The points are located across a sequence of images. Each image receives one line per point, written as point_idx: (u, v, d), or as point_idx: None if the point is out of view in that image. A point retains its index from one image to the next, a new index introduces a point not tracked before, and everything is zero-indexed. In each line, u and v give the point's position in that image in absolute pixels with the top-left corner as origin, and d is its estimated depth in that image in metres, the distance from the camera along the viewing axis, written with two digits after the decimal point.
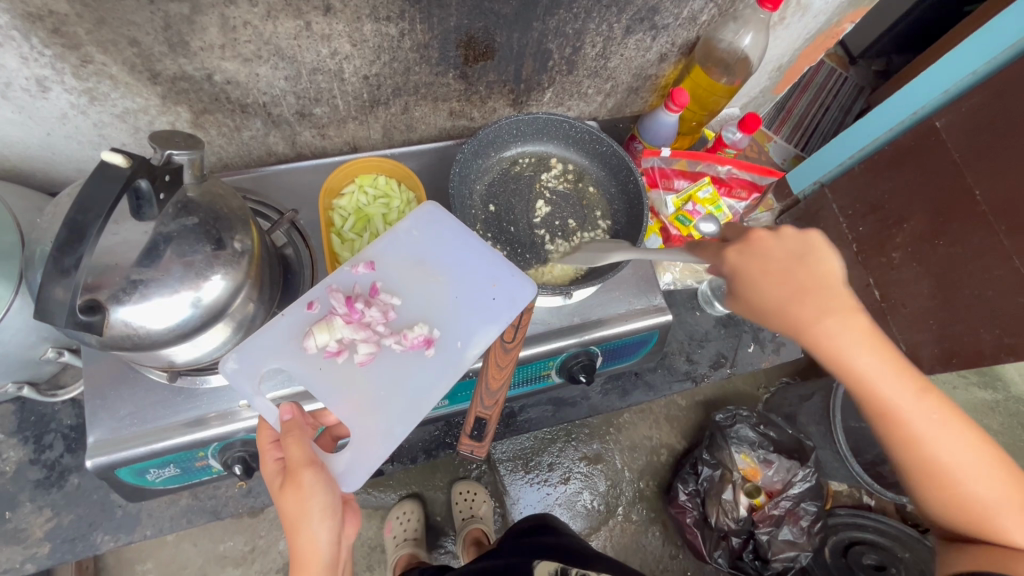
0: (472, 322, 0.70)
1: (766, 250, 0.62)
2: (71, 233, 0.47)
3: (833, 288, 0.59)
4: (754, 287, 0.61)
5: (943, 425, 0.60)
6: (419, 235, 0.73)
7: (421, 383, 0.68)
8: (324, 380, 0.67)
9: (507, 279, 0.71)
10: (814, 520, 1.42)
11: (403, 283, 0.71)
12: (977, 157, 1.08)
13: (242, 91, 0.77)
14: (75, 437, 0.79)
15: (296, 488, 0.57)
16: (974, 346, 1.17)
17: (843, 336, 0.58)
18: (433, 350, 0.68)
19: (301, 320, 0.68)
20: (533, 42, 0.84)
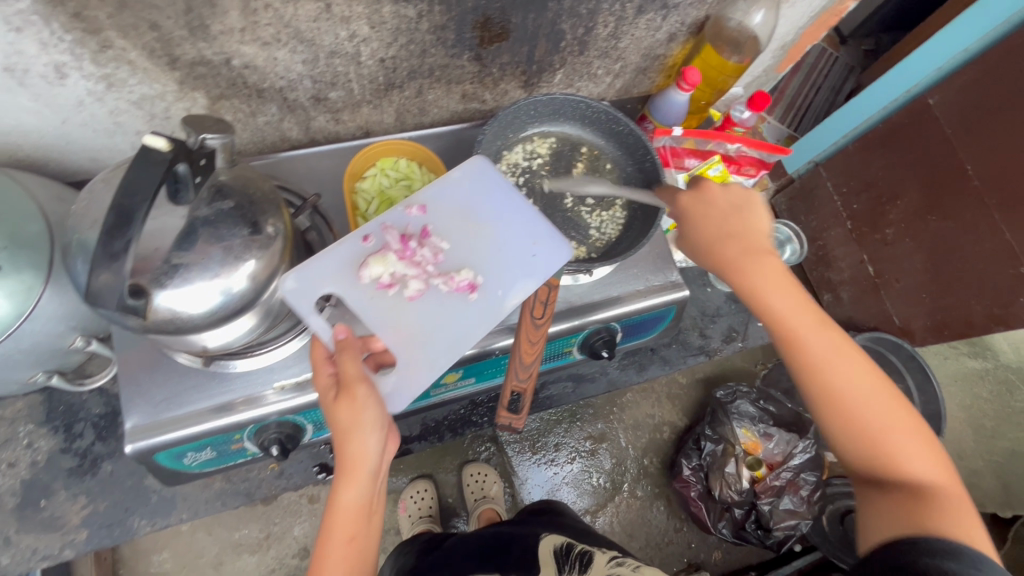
0: (513, 271, 0.70)
1: (713, 200, 0.69)
2: (118, 217, 0.48)
3: (758, 236, 0.67)
4: (696, 226, 0.69)
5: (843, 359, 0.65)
6: (467, 185, 0.73)
7: (465, 324, 0.68)
8: (374, 311, 0.67)
9: (546, 237, 0.71)
10: (813, 489, 1.47)
11: (451, 226, 0.71)
12: (968, 134, 1.11)
13: (259, 75, 0.76)
14: (105, 425, 0.81)
15: (350, 400, 0.59)
16: (965, 316, 1.22)
17: (760, 271, 0.66)
18: (478, 293, 0.69)
19: (356, 252, 0.69)
20: (547, 23, 0.84)
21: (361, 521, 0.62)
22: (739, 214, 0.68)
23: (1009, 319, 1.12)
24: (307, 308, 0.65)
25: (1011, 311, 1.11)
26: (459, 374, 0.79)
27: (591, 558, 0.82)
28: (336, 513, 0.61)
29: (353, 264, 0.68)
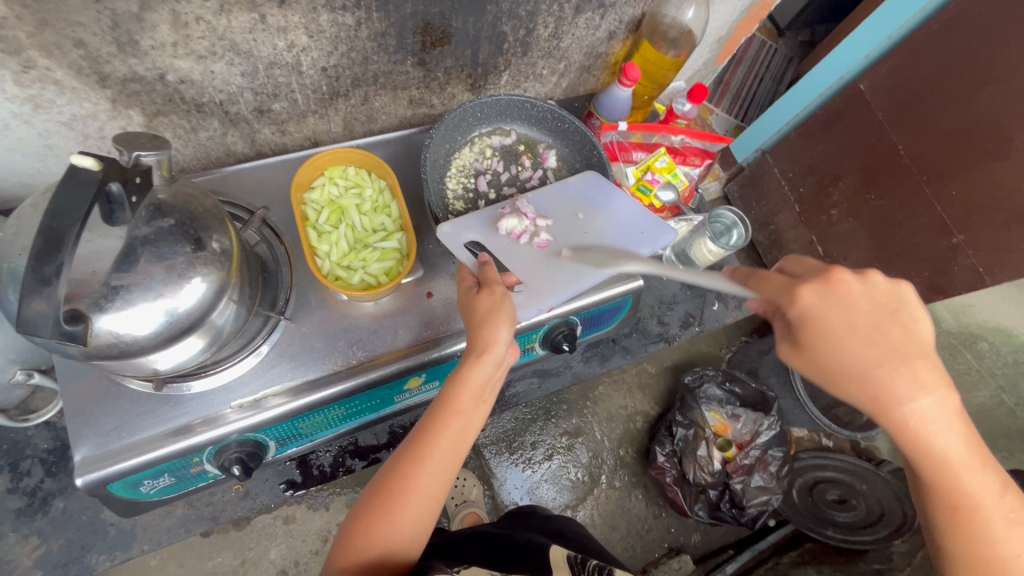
0: (627, 242, 0.78)
1: (849, 299, 0.54)
2: (48, 241, 0.46)
3: (928, 354, 0.53)
4: (835, 344, 0.53)
5: (1015, 523, 0.54)
6: (584, 186, 0.83)
7: (584, 272, 0.74)
8: (509, 253, 0.75)
9: (652, 225, 0.80)
10: (781, 465, 1.55)
11: (572, 210, 0.80)
12: (898, 114, 1.18)
13: (197, 90, 0.75)
14: (54, 460, 0.78)
15: (490, 293, 0.65)
16: (908, 289, 1.27)
17: (933, 416, 0.52)
18: (599, 250, 0.77)
19: (494, 214, 0.78)
20: (488, 25, 0.86)
21: (472, 406, 0.65)
22: (899, 325, 0.53)
23: (947, 287, 1.19)
24: (460, 245, 0.73)
25: (948, 281, 1.18)
26: (422, 378, 0.79)
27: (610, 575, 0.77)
28: (456, 394, 0.65)
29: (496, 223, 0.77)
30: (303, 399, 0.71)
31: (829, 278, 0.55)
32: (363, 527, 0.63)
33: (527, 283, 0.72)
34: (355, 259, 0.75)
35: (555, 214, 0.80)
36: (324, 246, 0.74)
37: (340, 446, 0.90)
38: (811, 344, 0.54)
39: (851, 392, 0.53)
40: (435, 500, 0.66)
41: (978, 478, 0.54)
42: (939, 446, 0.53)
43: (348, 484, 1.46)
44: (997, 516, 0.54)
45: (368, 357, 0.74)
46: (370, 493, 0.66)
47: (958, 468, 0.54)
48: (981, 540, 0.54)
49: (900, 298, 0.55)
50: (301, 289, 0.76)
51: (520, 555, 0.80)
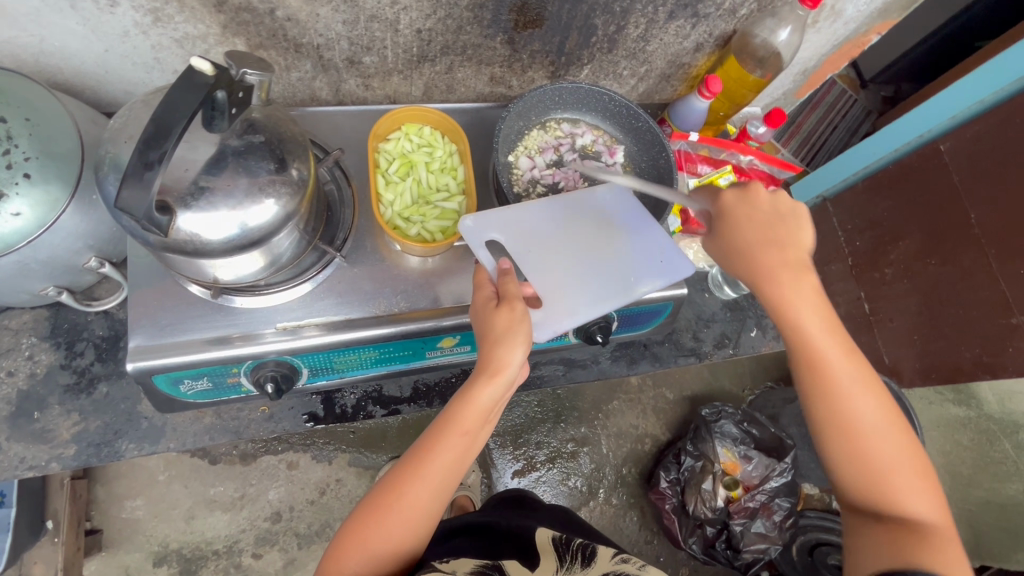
0: (649, 270, 0.73)
1: (758, 206, 0.71)
2: (157, 129, 0.50)
3: (798, 249, 0.70)
4: (736, 232, 0.71)
5: (859, 384, 0.68)
6: (608, 198, 0.79)
7: (599, 298, 0.70)
8: (530, 261, 0.72)
9: (671, 251, 0.75)
10: (786, 516, 1.52)
11: (597, 223, 0.77)
12: (977, 182, 1.15)
13: (299, 29, 0.79)
14: (107, 347, 0.81)
15: (510, 309, 0.63)
16: (955, 363, 1.28)
17: (798, 291, 0.68)
18: (617, 273, 0.73)
19: (513, 213, 0.74)
20: (581, 16, 0.87)
21: (479, 422, 0.66)
22: (785, 223, 0.70)
23: (996, 367, 1.18)
24: (481, 243, 0.70)
25: (1000, 362, 1.17)
26: (456, 339, 0.80)
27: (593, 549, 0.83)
28: (464, 414, 0.65)
29: (520, 228, 0.73)
30: (339, 335, 0.73)
31: (747, 188, 0.72)
32: (356, 531, 0.67)
33: (545, 301, 0.69)
34: (416, 213, 0.77)
35: (582, 225, 0.76)
36: (389, 195, 0.78)
37: (365, 390, 0.91)
38: (722, 234, 0.71)
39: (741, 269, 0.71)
40: (431, 513, 0.68)
41: (834, 349, 0.68)
42: (800, 315, 0.68)
43: (354, 442, 1.58)
44: (849, 382, 0.67)
45: (408, 307, 0.77)
46: (365, 503, 0.69)
47: (818, 336, 0.68)
48: (838, 401, 0.67)
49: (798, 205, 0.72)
50: (359, 233, 0.79)
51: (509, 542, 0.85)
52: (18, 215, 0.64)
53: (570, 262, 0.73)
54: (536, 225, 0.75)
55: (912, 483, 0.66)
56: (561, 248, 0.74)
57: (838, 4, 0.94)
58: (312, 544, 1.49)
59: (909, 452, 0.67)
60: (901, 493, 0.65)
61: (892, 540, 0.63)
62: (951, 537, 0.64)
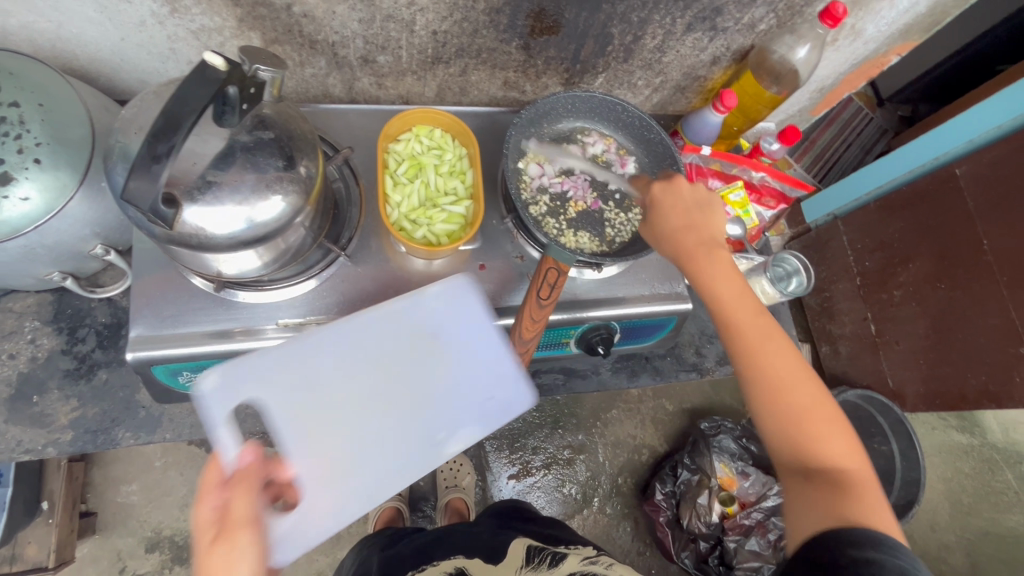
0: (463, 416, 0.75)
1: (680, 191, 0.73)
2: (167, 122, 0.50)
3: (715, 232, 0.71)
4: (660, 214, 0.72)
5: (779, 349, 0.65)
6: (445, 308, 0.77)
7: (395, 467, 0.73)
8: (296, 430, 0.69)
9: (513, 386, 0.77)
10: (781, 537, 1.48)
11: (411, 351, 0.75)
12: (991, 206, 1.15)
13: (315, 26, 0.79)
14: (109, 334, 0.81)
15: (229, 543, 0.52)
16: (959, 390, 1.26)
17: (714, 264, 0.69)
18: (421, 430, 0.74)
19: (291, 356, 0.69)
20: (598, 24, 0.87)
21: None
22: (706, 208, 0.72)
23: (1001, 397, 1.17)
24: (220, 420, 0.63)
25: (1007, 392, 1.15)
26: None
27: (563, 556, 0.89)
28: None
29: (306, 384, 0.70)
30: None
31: (671, 177, 0.75)
32: None
33: (300, 500, 0.68)
34: (423, 215, 0.77)
35: (391, 355, 0.74)
36: (397, 196, 0.77)
37: None
38: (650, 219, 0.73)
39: (666, 248, 0.71)
40: None
41: (754, 319, 0.67)
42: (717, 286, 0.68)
43: None
44: (767, 346, 0.65)
45: None
46: None
47: (735, 309, 0.67)
48: (760, 365, 0.64)
49: (711, 194, 0.74)
50: (365, 233, 0.79)
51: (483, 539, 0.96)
52: (26, 200, 0.65)
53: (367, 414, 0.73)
54: (320, 366, 0.71)
55: (840, 441, 0.62)
56: (349, 407, 0.72)
57: (859, 23, 0.93)
58: None
59: (832, 410, 0.63)
60: (827, 451, 0.61)
61: (820, 498, 0.58)
62: (880, 492, 0.59)
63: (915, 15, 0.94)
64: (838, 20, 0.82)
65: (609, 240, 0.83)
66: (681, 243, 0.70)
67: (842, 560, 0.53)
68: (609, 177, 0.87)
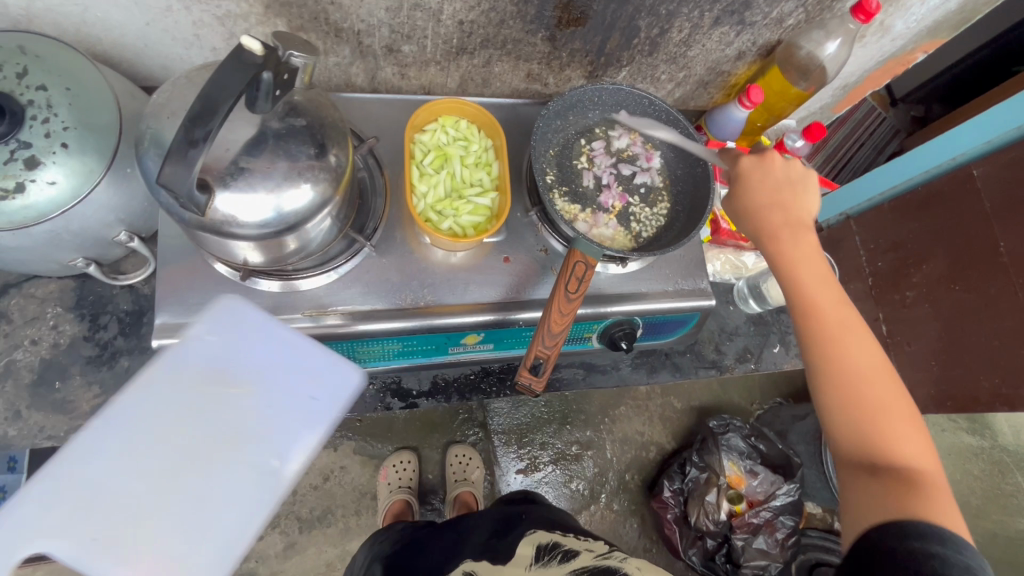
0: (290, 427, 0.62)
1: (771, 168, 0.75)
2: (204, 107, 0.49)
3: (801, 215, 0.75)
4: (746, 191, 0.75)
5: (858, 339, 0.69)
6: (218, 338, 0.63)
7: (236, 524, 0.58)
8: (99, 565, 0.53)
9: (328, 371, 0.65)
10: (788, 534, 1.51)
11: (192, 400, 0.60)
12: (1010, 208, 1.13)
13: (342, 14, 0.78)
14: (131, 322, 0.80)
15: None
16: (972, 392, 1.26)
17: (798, 246, 0.73)
18: (253, 471, 0.60)
19: (48, 493, 0.53)
20: (626, 17, 0.86)
21: None
22: (793, 186, 0.75)
23: (1014, 399, 1.17)
24: None
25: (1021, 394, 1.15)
26: (479, 337, 0.80)
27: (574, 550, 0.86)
28: None
29: (52, 515, 0.53)
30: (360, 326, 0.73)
31: (763, 155, 0.76)
32: None
33: None
34: (448, 207, 0.76)
35: (173, 413, 0.59)
36: (423, 186, 0.77)
37: (384, 382, 0.88)
38: (732, 190, 0.76)
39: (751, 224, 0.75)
40: None
41: (836, 306, 0.71)
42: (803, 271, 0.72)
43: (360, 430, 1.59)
44: (844, 334, 0.69)
45: (434, 301, 0.76)
46: None
47: (818, 293, 0.71)
48: (835, 349, 0.69)
49: (804, 173, 0.76)
50: (389, 224, 0.79)
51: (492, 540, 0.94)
52: (53, 184, 0.64)
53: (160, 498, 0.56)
54: (88, 480, 0.55)
55: (905, 435, 0.65)
56: (151, 499, 0.56)
57: (887, 19, 0.92)
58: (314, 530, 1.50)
59: (901, 399, 0.67)
60: (897, 442, 0.65)
61: (888, 491, 0.61)
62: (947, 492, 0.62)
63: (945, 12, 0.93)
64: (871, 15, 0.81)
65: (632, 237, 0.82)
66: (765, 221, 0.74)
67: (900, 550, 0.56)
68: (659, 129, 0.81)
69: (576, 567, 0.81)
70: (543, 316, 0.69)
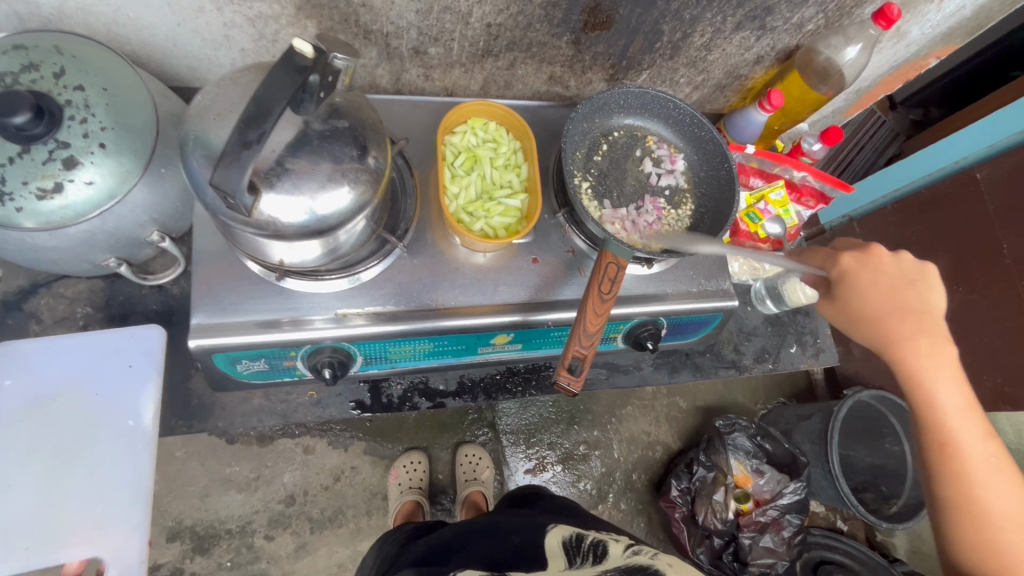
0: (129, 396, 0.77)
1: (881, 266, 0.76)
2: (257, 109, 0.50)
3: (927, 314, 0.73)
4: (859, 295, 0.75)
5: (988, 461, 0.69)
6: (18, 379, 0.74)
7: (131, 468, 0.75)
8: (42, 549, 0.72)
9: (127, 346, 0.77)
10: (795, 532, 1.53)
11: (35, 424, 0.74)
12: (1010, 210, 1.16)
13: (372, 16, 0.78)
14: (160, 322, 0.81)
15: None
16: (973, 392, 1.27)
17: (928, 357, 0.72)
18: (116, 435, 0.76)
19: None
20: (650, 21, 0.87)
21: None
22: (912, 288, 0.74)
23: (1016, 399, 1.19)
24: None
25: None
26: (508, 337, 0.81)
27: (603, 550, 0.89)
28: None
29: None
30: (393, 326, 0.74)
31: (869, 251, 0.76)
32: None
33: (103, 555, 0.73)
34: (480, 208, 0.77)
35: (21, 445, 0.73)
36: (455, 187, 0.77)
37: (411, 381, 0.90)
38: (845, 296, 0.76)
39: (866, 331, 0.75)
40: None
41: (963, 420, 0.71)
42: (934, 386, 0.71)
43: (369, 431, 1.59)
44: (973, 450, 0.70)
45: (464, 303, 0.77)
46: None
47: (947, 408, 0.71)
48: (959, 467, 0.70)
49: (922, 270, 0.75)
50: (420, 224, 0.79)
51: (518, 537, 0.91)
52: (90, 184, 0.64)
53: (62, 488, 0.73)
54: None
55: None
56: (50, 495, 0.73)
57: (904, 25, 0.94)
58: (325, 530, 1.50)
59: None
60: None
61: None
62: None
63: (959, 19, 0.95)
64: (892, 21, 0.83)
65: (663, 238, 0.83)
66: (886, 328, 0.73)
67: None
68: (705, 245, 0.78)
69: (610, 567, 0.84)
70: (578, 316, 0.70)
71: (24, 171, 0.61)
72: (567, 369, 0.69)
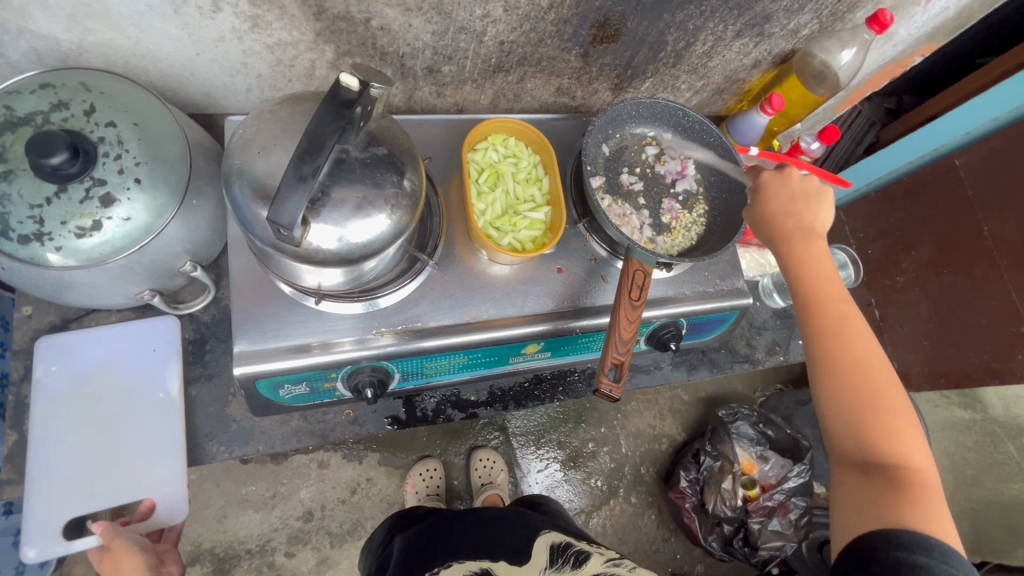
0: (154, 371, 0.80)
1: (786, 180, 0.78)
2: (310, 144, 0.52)
3: (817, 223, 0.76)
4: (762, 201, 0.78)
5: (869, 349, 0.69)
6: (57, 365, 0.78)
7: (167, 431, 0.79)
8: (95, 501, 0.75)
9: (150, 330, 0.82)
10: (801, 514, 1.56)
11: (77, 402, 0.77)
12: (989, 195, 1.22)
13: (389, 39, 0.79)
14: (194, 350, 0.83)
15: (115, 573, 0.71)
16: (962, 367, 1.32)
17: (809, 252, 0.74)
18: (148, 405, 0.79)
19: (38, 496, 0.74)
20: (656, 32, 0.90)
21: None
22: (808, 200, 0.77)
23: (1005, 373, 1.22)
24: (67, 547, 0.74)
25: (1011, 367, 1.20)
26: (539, 346, 0.83)
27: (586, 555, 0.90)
28: None
29: (49, 505, 0.74)
30: (421, 344, 0.75)
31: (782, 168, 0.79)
32: None
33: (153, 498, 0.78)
34: (507, 223, 0.79)
35: (62, 421, 0.76)
36: (481, 205, 0.80)
37: (444, 394, 0.92)
38: (751, 204, 0.79)
39: (764, 232, 0.77)
40: None
41: (846, 312, 0.71)
42: (816, 275, 0.73)
43: (383, 442, 1.60)
44: (856, 334, 0.70)
45: (495, 315, 0.79)
46: None
47: (829, 298, 0.72)
48: (841, 347, 0.69)
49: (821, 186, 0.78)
50: (448, 241, 0.81)
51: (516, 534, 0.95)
52: (127, 220, 0.65)
53: (104, 452, 0.77)
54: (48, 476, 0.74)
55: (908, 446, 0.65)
56: (97, 456, 0.76)
57: (893, 28, 0.99)
58: (345, 543, 1.50)
59: (907, 409, 0.67)
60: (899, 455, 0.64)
61: (879, 494, 0.61)
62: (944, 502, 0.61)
63: (943, 19, 1.01)
64: (885, 26, 0.87)
65: (685, 241, 0.87)
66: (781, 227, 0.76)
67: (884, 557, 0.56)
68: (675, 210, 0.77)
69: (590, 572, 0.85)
70: (612, 323, 0.73)
71: (62, 211, 0.62)
72: (606, 367, 0.72)
